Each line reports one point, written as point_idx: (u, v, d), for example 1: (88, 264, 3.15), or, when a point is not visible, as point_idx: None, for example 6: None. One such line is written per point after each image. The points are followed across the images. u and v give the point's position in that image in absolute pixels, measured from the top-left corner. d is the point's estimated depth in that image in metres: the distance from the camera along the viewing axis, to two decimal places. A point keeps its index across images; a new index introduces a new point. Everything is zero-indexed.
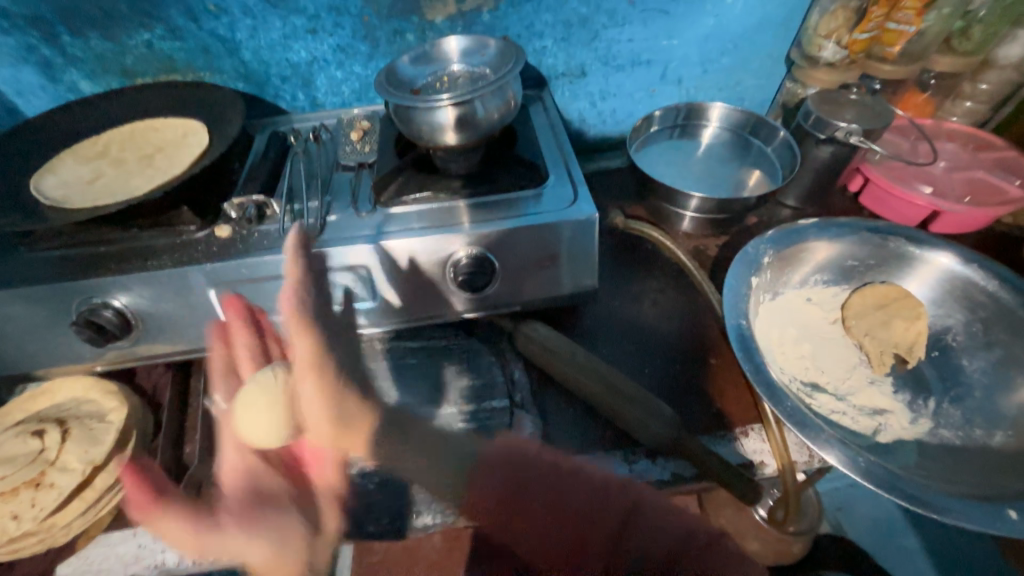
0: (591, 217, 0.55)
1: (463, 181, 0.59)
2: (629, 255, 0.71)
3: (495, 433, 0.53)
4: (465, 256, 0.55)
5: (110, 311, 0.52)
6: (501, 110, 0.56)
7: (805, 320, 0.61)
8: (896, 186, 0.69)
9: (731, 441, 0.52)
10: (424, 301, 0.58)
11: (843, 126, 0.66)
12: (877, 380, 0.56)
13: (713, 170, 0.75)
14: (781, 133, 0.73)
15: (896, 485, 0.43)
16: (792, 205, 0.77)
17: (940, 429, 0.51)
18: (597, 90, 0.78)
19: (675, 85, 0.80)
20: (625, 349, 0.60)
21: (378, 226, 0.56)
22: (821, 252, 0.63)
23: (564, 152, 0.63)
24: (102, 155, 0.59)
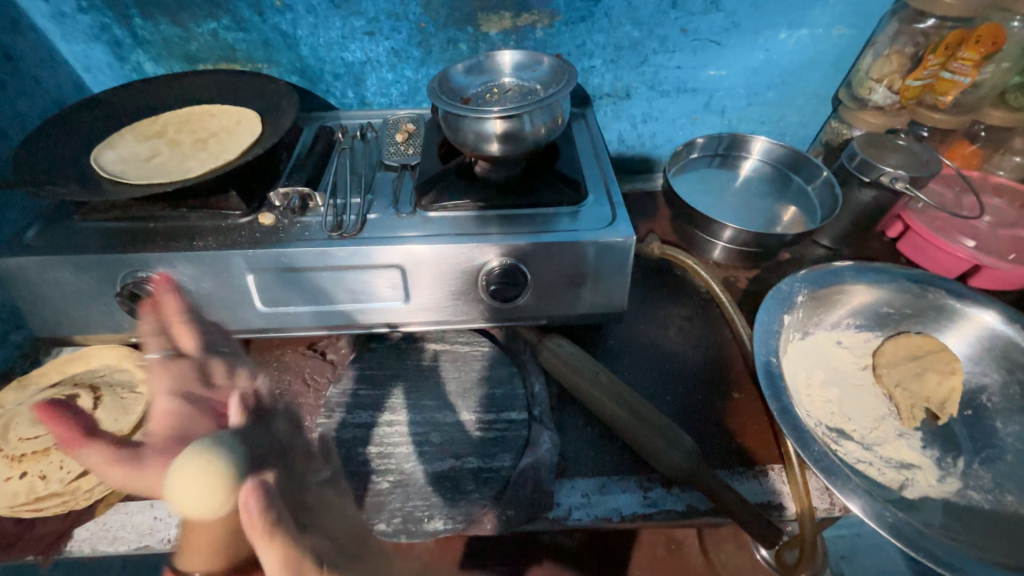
0: (627, 239, 0.55)
1: (502, 192, 0.60)
2: (659, 280, 0.71)
3: (511, 445, 0.53)
4: (498, 266, 0.55)
5: (152, 286, 0.53)
6: (548, 126, 0.57)
7: (834, 364, 0.60)
8: (937, 237, 0.68)
9: (751, 479, 0.51)
10: (453, 306, 0.58)
11: (889, 172, 0.65)
12: (906, 433, 0.54)
13: (750, 203, 0.75)
14: (823, 172, 0.72)
15: (922, 544, 0.41)
16: (826, 245, 0.76)
17: (968, 490, 0.50)
18: (639, 113, 0.79)
19: (718, 114, 0.80)
20: (647, 374, 0.60)
21: (417, 228, 0.57)
22: (856, 296, 0.63)
23: (605, 172, 0.64)
24: (159, 135, 0.62)
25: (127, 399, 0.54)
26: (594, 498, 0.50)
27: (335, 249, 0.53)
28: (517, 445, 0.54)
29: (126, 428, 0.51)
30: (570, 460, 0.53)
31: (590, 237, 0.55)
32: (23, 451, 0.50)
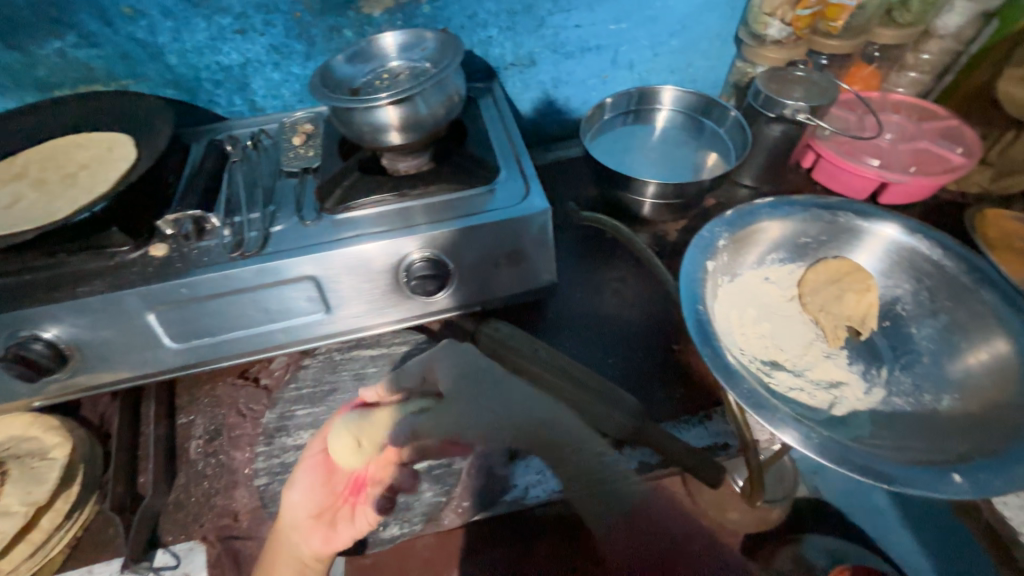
0: (543, 211, 0.55)
1: (410, 182, 0.58)
2: (591, 244, 0.71)
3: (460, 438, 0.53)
4: (418, 259, 0.54)
5: (41, 344, 0.49)
6: (444, 106, 0.55)
7: (763, 299, 0.61)
8: (845, 161, 0.70)
9: (695, 425, 0.53)
10: (379, 308, 0.56)
11: (790, 104, 0.67)
12: (833, 353, 0.57)
13: (669, 155, 0.75)
14: (732, 113, 0.73)
15: (846, 458, 0.43)
16: (748, 184, 0.78)
17: (891, 397, 0.53)
18: (548, 79, 0.77)
19: (626, 70, 0.79)
20: (589, 341, 0.60)
21: (326, 234, 0.54)
22: (777, 231, 0.63)
23: (515, 145, 0.62)
24: (20, 177, 0.55)
25: (40, 467, 0.50)
26: (548, 471, 0.51)
27: (240, 271, 0.50)
28: None
29: (43, 498, 0.48)
30: (521, 440, 0.53)
31: (506, 214, 0.54)
32: None
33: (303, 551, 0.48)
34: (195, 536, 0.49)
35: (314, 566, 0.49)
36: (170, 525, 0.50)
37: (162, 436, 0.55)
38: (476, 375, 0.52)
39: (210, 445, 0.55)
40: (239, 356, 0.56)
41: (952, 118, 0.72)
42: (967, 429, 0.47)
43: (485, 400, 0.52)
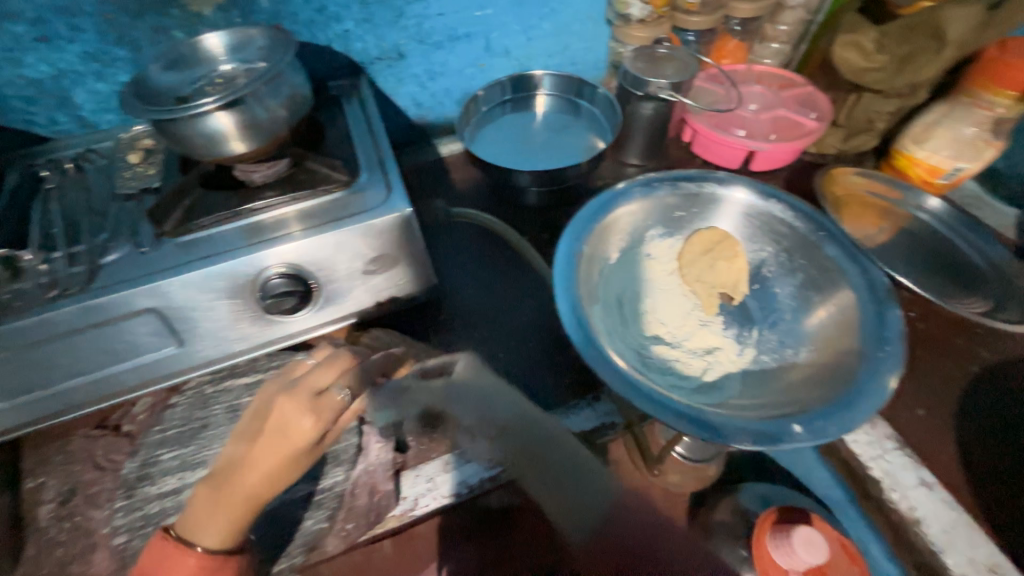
0: (405, 211, 0.52)
1: (262, 194, 0.53)
2: (478, 241, 0.70)
3: (345, 460, 0.51)
4: (278, 276, 0.50)
5: None
6: (286, 107, 0.51)
7: (644, 276, 0.63)
8: (715, 133, 0.73)
9: (583, 409, 0.54)
10: (246, 332, 0.52)
11: (655, 82, 0.68)
12: (708, 321, 0.60)
13: (550, 140, 0.75)
14: (602, 91, 0.74)
15: (707, 423, 0.44)
16: (635, 162, 0.79)
17: (760, 355, 0.56)
18: (422, 71, 0.74)
19: (503, 56, 0.78)
20: (477, 337, 0.59)
21: (165, 261, 0.48)
22: (650, 207, 0.64)
23: (377, 143, 0.59)
24: None
25: None
26: (436, 480, 0.50)
27: (64, 312, 0.45)
28: (348, 456, 0.51)
29: None
30: (410, 450, 0.52)
31: (365, 219, 0.51)
32: None
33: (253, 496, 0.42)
34: None
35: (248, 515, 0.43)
36: None
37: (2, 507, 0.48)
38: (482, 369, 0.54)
39: (63, 508, 0.49)
40: (87, 404, 0.50)
41: (807, 85, 0.77)
42: (817, 377, 0.50)
43: (467, 391, 0.52)
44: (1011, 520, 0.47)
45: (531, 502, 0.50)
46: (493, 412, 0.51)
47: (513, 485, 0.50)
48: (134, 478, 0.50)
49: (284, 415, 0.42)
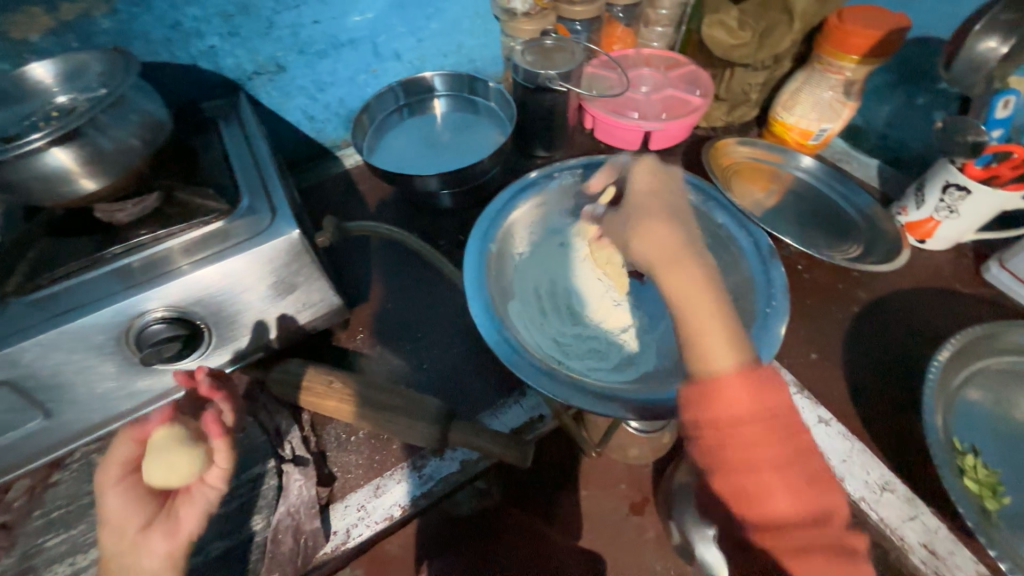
0: (292, 232, 0.48)
1: (128, 234, 0.48)
2: (394, 253, 0.68)
3: (267, 503, 0.48)
4: (157, 322, 0.45)
5: None
6: (139, 134, 0.47)
7: (559, 266, 0.64)
8: (612, 118, 0.76)
9: (511, 406, 0.54)
10: (134, 387, 0.48)
11: (544, 74, 0.69)
12: (622, 300, 0.62)
13: (452, 140, 0.74)
14: (492, 85, 0.74)
15: (620, 401, 0.46)
16: (542, 155, 0.80)
17: (673, 326, 0.58)
18: (308, 82, 0.71)
19: (393, 60, 0.76)
20: (399, 351, 0.59)
21: (5, 325, 0.42)
22: (554, 198, 0.66)
23: (259, 163, 0.55)
24: None
25: None
26: (365, 508, 0.48)
27: None
28: (269, 499, 0.49)
29: None
30: (337, 480, 0.50)
31: (246, 247, 0.47)
32: None
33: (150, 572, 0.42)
34: None
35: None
36: None
37: None
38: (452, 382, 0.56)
39: None
40: None
41: (690, 64, 0.81)
42: None
43: (391, 411, 0.50)
44: (895, 440, 0.52)
45: (501, 501, 0.53)
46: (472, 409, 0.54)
47: (480, 486, 0.53)
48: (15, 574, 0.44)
49: (144, 474, 0.44)
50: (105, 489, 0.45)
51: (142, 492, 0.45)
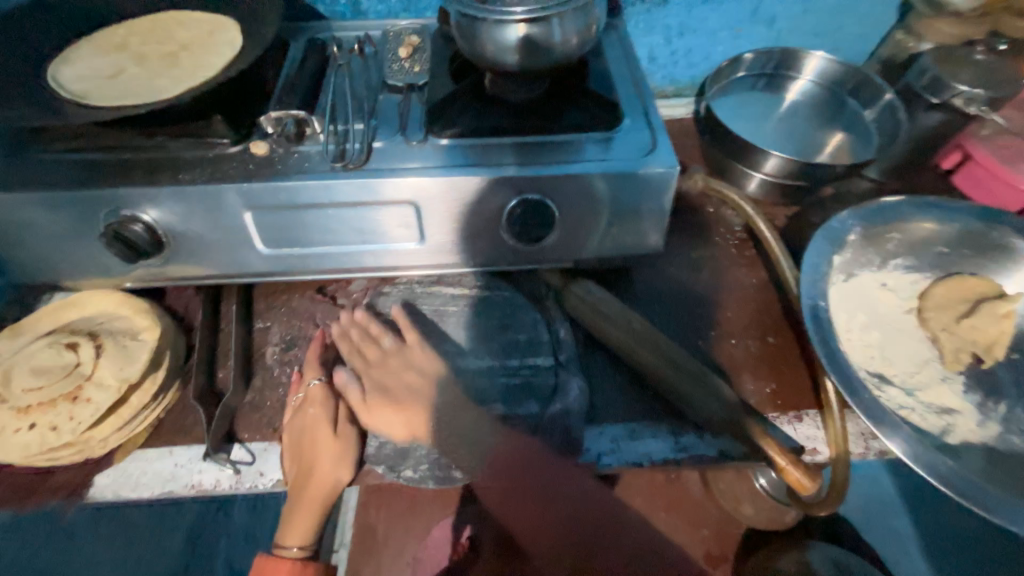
0: (672, 169, 0.49)
1: (524, 114, 0.52)
2: (690, 215, 0.66)
3: (539, 395, 0.51)
4: (523, 201, 0.49)
5: (140, 226, 0.47)
6: (580, 34, 0.49)
7: (881, 307, 0.56)
8: (1002, 167, 0.60)
9: (784, 425, 0.50)
10: (474, 245, 0.53)
11: (964, 91, 0.57)
12: (949, 377, 0.52)
13: (795, 128, 0.68)
14: (888, 95, 0.63)
15: (967, 492, 0.40)
16: (873, 178, 0.67)
17: (1009, 435, 0.48)
18: (676, 23, 0.69)
19: (765, 25, 0.70)
20: (679, 317, 0.57)
21: (428, 160, 0.50)
22: (914, 234, 0.57)
23: (642, 91, 0.56)
24: (124, 49, 0.53)
25: (131, 347, 0.49)
26: (621, 444, 0.49)
27: (340, 185, 0.47)
28: (544, 392, 0.51)
29: (134, 377, 0.47)
30: (598, 406, 0.52)
31: (631, 167, 0.49)
32: (28, 402, 0.44)
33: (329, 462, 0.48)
34: (269, 439, 0.50)
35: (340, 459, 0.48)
36: (246, 424, 0.51)
37: (240, 337, 0.55)
38: (729, 363, 0.54)
39: (285, 354, 0.55)
40: (322, 272, 0.54)
41: None
42: None
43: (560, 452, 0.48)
44: None
45: None
46: (738, 392, 0.51)
47: (721, 448, 0.49)
48: (355, 344, 0.55)
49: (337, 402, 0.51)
50: (310, 403, 0.49)
51: (402, 417, 0.50)
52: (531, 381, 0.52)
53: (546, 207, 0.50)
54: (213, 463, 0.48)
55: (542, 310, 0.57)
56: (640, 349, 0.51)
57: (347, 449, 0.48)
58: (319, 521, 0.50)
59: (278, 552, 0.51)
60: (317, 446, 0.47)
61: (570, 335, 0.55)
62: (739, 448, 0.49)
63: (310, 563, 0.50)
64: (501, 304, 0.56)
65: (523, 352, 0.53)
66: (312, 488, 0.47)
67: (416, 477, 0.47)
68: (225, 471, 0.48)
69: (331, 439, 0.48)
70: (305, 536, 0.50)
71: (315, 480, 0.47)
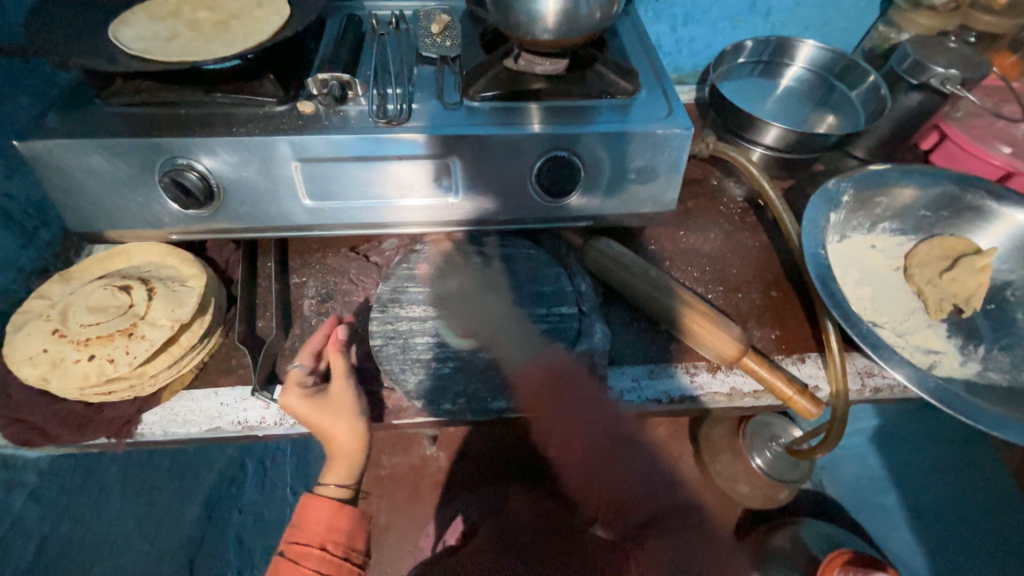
0: (686, 130, 0.54)
1: (551, 82, 0.57)
2: (696, 187, 0.71)
3: (564, 337, 0.55)
4: (552, 157, 0.54)
5: (195, 175, 0.50)
6: (604, 9, 0.53)
7: (871, 264, 0.61)
8: (974, 143, 0.67)
9: (788, 364, 0.55)
10: (504, 200, 0.57)
11: (940, 72, 0.63)
12: (933, 324, 0.57)
13: (789, 109, 0.74)
14: (871, 77, 0.70)
15: (951, 402, 0.46)
16: (860, 156, 0.75)
17: (988, 371, 0.54)
18: (681, 13, 0.75)
19: (762, 17, 0.77)
20: (690, 273, 0.62)
21: (463, 120, 0.54)
22: (898, 199, 0.63)
23: (656, 66, 0.61)
24: (174, 15, 0.57)
25: (180, 291, 0.52)
26: (642, 382, 0.53)
27: (384, 139, 0.51)
28: (570, 335, 0.55)
29: (186, 318, 0.49)
30: (619, 349, 0.56)
31: (650, 126, 0.53)
32: (88, 336, 0.47)
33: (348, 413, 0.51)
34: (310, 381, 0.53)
35: (355, 414, 0.51)
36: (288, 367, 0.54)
37: (280, 290, 0.58)
38: (737, 313, 0.58)
39: (322, 306, 0.58)
40: (358, 227, 0.57)
41: None
42: None
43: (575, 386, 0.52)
44: None
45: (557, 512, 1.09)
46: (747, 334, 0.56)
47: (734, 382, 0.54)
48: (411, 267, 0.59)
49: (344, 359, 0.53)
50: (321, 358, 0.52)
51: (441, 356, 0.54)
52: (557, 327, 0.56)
53: (573, 163, 0.54)
54: (260, 400, 0.51)
55: (564, 262, 0.61)
56: (657, 294, 0.55)
57: (360, 401, 0.51)
58: (359, 458, 0.53)
59: (319, 492, 0.55)
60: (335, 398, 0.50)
61: (589, 286, 0.59)
62: (751, 383, 0.54)
63: (346, 503, 0.54)
64: (524, 256, 0.61)
65: (547, 301, 0.58)
66: (338, 437, 0.51)
67: (453, 409, 0.52)
68: (270, 408, 0.51)
69: (342, 392, 0.51)
70: (347, 475, 0.54)
71: (335, 432, 0.50)
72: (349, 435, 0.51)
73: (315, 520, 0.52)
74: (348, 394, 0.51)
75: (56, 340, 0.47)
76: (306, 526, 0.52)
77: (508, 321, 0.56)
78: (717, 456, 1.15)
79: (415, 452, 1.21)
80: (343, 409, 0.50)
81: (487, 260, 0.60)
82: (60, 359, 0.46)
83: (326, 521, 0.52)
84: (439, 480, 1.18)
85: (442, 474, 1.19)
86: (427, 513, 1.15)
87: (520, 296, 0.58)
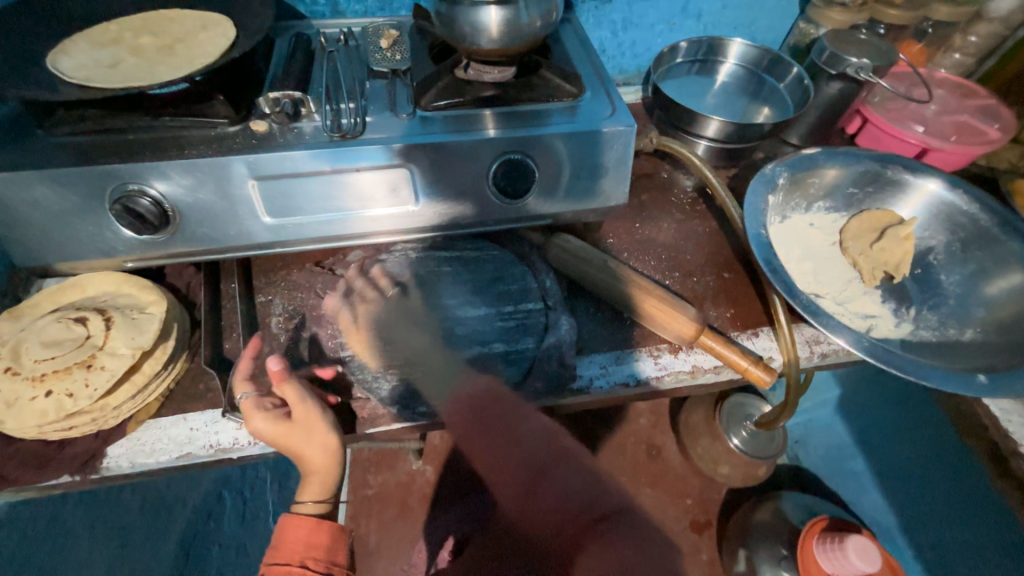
0: (630, 127, 0.57)
1: (500, 89, 0.59)
2: (648, 181, 0.75)
3: (533, 332, 0.57)
4: (507, 160, 0.56)
5: (147, 200, 0.50)
6: (544, 18, 0.56)
7: (810, 241, 0.66)
8: (891, 125, 0.73)
9: (744, 339, 0.59)
10: (463, 204, 0.59)
11: (854, 63, 0.69)
12: (868, 291, 0.62)
13: (727, 103, 0.79)
14: (795, 70, 0.76)
15: (887, 359, 0.51)
16: (795, 143, 0.81)
17: (919, 329, 0.59)
18: (620, 18, 0.79)
19: (694, 19, 0.82)
20: (648, 262, 0.65)
21: (417, 130, 0.55)
22: (828, 179, 0.68)
23: (598, 69, 0.64)
24: (115, 41, 0.56)
25: (140, 318, 0.51)
26: (609, 369, 0.56)
27: (340, 153, 0.52)
28: (538, 330, 0.57)
29: (147, 345, 0.49)
30: (586, 339, 0.58)
31: (596, 126, 0.56)
32: (44, 371, 0.46)
33: (317, 431, 0.50)
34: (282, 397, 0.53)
35: (325, 430, 0.50)
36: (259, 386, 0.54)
37: (246, 310, 0.58)
38: (693, 296, 0.62)
39: (290, 322, 0.58)
40: (321, 241, 0.58)
41: (993, 97, 0.78)
42: (988, 354, 0.54)
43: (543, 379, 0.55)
44: None
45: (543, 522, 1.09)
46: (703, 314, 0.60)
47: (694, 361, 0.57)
48: (357, 305, 0.58)
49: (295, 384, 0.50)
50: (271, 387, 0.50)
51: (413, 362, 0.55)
52: (525, 323, 0.58)
53: (527, 165, 0.57)
54: (232, 421, 0.50)
55: (528, 261, 0.63)
56: (616, 285, 0.58)
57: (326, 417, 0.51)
58: (336, 469, 0.53)
59: (296, 511, 0.54)
60: (304, 418, 0.50)
61: (553, 281, 0.61)
62: (711, 360, 0.57)
63: (324, 519, 0.54)
64: (489, 257, 0.63)
65: (514, 300, 0.60)
66: (312, 454, 0.51)
67: (428, 412, 0.52)
68: (242, 428, 0.50)
69: (303, 415, 0.50)
70: (325, 489, 0.54)
71: (309, 449, 0.50)
72: (323, 451, 0.51)
73: (294, 538, 0.52)
74: (314, 415, 0.50)
75: (9, 379, 0.46)
76: (284, 546, 0.52)
77: (476, 322, 0.58)
78: (695, 439, 1.19)
79: (401, 469, 1.19)
80: (308, 429, 0.50)
81: (452, 265, 0.62)
82: (14, 398, 0.45)
83: (305, 538, 0.52)
84: (426, 494, 1.17)
85: (430, 487, 1.17)
86: (416, 529, 1.13)
87: (487, 297, 0.60)
